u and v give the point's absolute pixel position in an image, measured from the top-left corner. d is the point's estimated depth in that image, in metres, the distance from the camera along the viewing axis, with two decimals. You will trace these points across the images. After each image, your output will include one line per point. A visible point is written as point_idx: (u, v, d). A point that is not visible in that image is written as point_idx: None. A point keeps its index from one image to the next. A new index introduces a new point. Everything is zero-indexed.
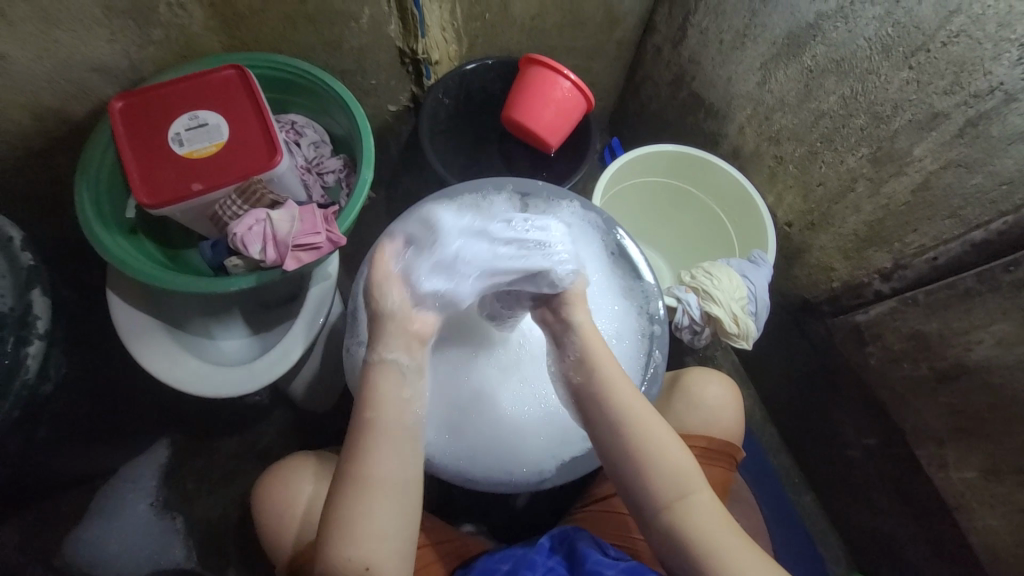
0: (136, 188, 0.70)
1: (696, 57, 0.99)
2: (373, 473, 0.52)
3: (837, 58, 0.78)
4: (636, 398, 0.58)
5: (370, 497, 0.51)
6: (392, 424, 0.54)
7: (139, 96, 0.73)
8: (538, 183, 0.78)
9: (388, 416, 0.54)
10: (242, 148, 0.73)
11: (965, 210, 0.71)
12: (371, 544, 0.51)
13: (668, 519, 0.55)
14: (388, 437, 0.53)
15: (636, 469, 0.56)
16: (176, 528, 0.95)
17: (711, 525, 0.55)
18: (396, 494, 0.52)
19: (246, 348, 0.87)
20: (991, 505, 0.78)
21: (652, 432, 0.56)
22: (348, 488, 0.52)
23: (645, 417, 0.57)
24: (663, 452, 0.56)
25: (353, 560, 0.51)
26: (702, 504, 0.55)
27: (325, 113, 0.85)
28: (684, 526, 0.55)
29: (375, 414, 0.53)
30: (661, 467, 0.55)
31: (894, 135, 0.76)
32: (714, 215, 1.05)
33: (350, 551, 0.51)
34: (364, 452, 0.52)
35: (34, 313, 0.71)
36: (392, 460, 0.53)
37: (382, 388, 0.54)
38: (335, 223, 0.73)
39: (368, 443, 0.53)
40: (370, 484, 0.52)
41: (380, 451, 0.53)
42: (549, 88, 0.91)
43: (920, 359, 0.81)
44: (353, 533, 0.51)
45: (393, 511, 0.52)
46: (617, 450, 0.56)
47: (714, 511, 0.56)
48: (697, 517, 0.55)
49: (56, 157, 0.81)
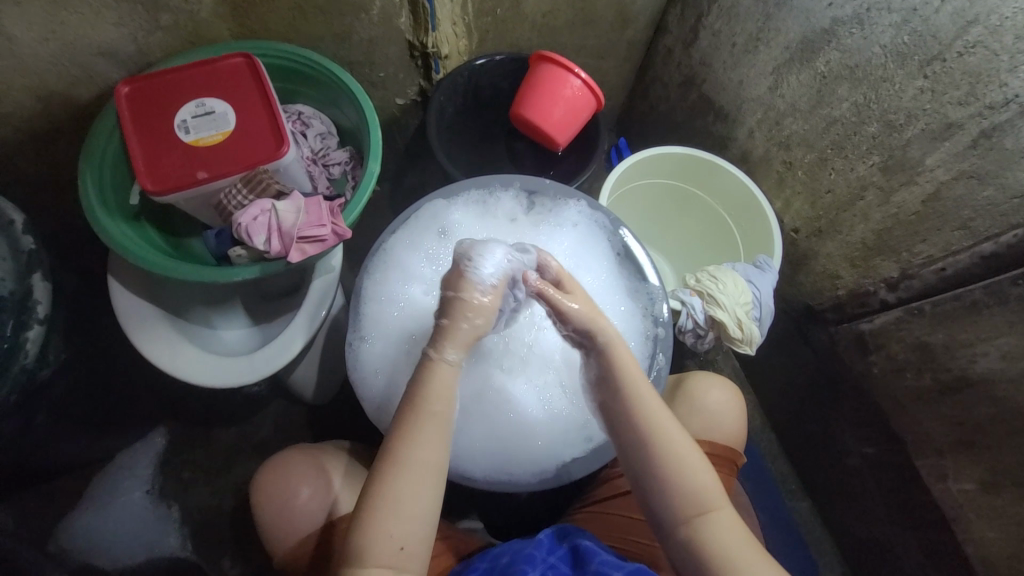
0: (141, 174, 0.69)
1: (707, 59, 0.99)
2: (424, 456, 0.52)
3: (851, 64, 0.77)
4: (663, 412, 0.58)
5: (413, 478, 0.51)
6: (445, 411, 0.53)
7: (146, 81, 0.72)
8: (545, 181, 0.77)
9: (438, 404, 0.53)
10: (249, 137, 0.72)
11: (975, 221, 0.71)
12: (410, 524, 0.50)
13: (688, 532, 0.55)
14: (440, 425, 0.53)
15: (663, 484, 0.56)
16: (171, 517, 0.95)
17: (732, 542, 0.55)
18: (438, 478, 0.52)
19: (246, 338, 0.87)
20: (989, 518, 0.78)
21: (677, 447, 0.56)
22: (391, 468, 0.51)
23: (670, 432, 0.57)
24: (688, 468, 0.56)
25: (391, 540, 0.50)
26: (724, 521, 0.55)
27: (332, 104, 0.84)
28: (705, 541, 0.54)
29: (433, 403, 0.53)
30: (685, 484, 0.55)
31: (907, 144, 0.75)
32: (720, 219, 1.04)
33: (392, 530, 0.50)
34: (410, 436, 0.52)
35: (35, 297, 0.70)
36: (438, 445, 0.53)
37: (438, 381, 0.54)
38: (341, 215, 0.72)
39: (413, 428, 0.52)
40: (414, 467, 0.51)
41: (426, 438, 0.52)
42: (559, 86, 0.90)
43: (923, 370, 0.80)
44: (394, 514, 0.50)
45: (436, 493, 0.52)
46: (640, 463, 0.57)
47: (737, 529, 0.56)
48: (719, 535, 0.55)
49: (58, 141, 0.80)
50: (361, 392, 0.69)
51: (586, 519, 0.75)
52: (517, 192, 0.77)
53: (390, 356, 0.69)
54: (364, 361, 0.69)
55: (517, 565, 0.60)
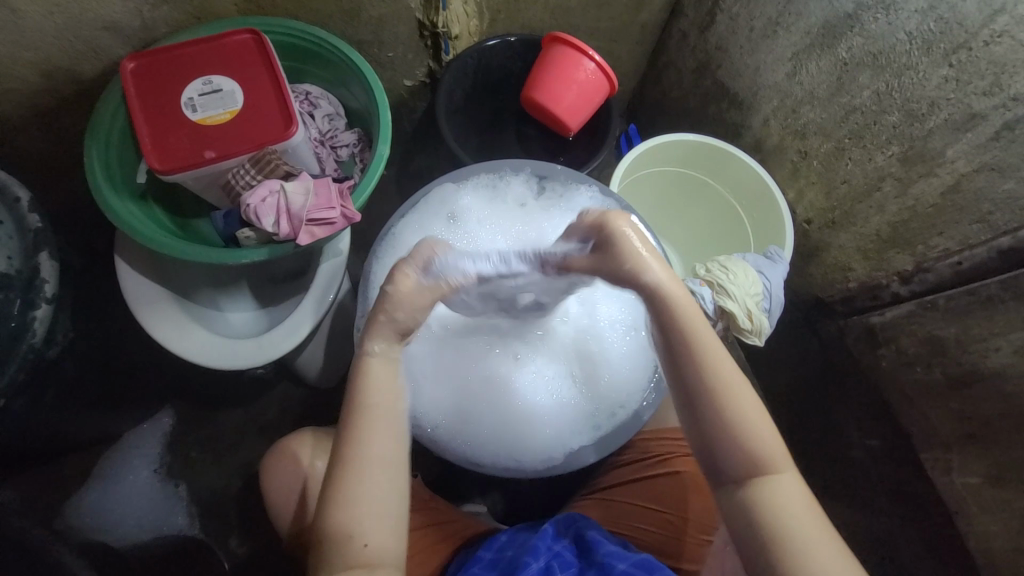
0: (148, 153, 0.68)
1: (724, 44, 0.96)
2: (370, 453, 0.50)
3: (874, 51, 0.75)
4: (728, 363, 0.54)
5: (366, 474, 0.50)
6: (385, 403, 0.52)
7: (152, 57, 0.70)
8: (556, 165, 0.76)
9: (378, 396, 0.52)
10: (257, 116, 0.71)
11: (995, 215, 0.70)
12: (371, 521, 0.49)
13: (745, 491, 0.52)
14: (382, 418, 0.52)
15: (729, 437, 0.52)
16: (178, 495, 0.96)
17: (795, 512, 0.51)
18: (392, 470, 0.51)
19: (253, 321, 0.86)
20: (992, 512, 0.79)
21: (744, 401, 0.53)
22: (341, 467, 0.50)
23: (736, 384, 0.53)
24: (755, 423, 0.52)
25: (355, 538, 0.49)
26: (787, 485, 0.52)
27: (341, 84, 0.82)
28: (763, 503, 0.51)
29: (370, 397, 0.52)
30: (752, 439, 0.52)
31: (928, 134, 0.74)
32: (731, 209, 1.03)
33: (354, 529, 0.49)
34: (355, 433, 0.51)
35: (42, 277, 0.70)
36: (386, 437, 0.51)
37: (372, 374, 0.53)
38: (350, 198, 0.71)
39: (357, 425, 0.51)
40: (364, 463, 0.50)
41: (373, 433, 0.51)
42: (572, 69, 0.88)
43: (933, 364, 0.80)
44: (353, 511, 0.49)
45: (391, 485, 0.51)
46: (704, 410, 0.53)
47: (799, 500, 0.52)
48: (778, 498, 0.51)
49: (64, 119, 0.79)
50: None
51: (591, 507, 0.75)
52: (527, 177, 0.76)
53: None
54: None
55: (521, 557, 0.60)
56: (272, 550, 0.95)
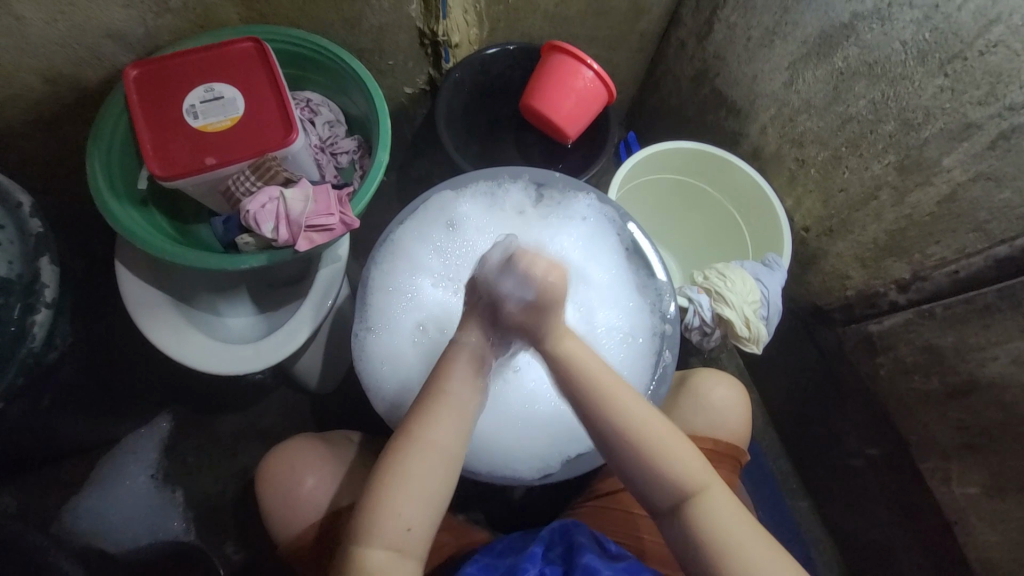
0: (149, 159, 0.69)
1: (721, 53, 0.97)
2: (432, 442, 0.50)
3: (870, 61, 0.76)
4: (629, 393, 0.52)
5: (422, 458, 0.49)
6: (463, 400, 0.52)
7: (155, 64, 0.71)
8: (554, 173, 0.77)
9: (458, 387, 0.52)
10: (257, 123, 0.72)
11: (991, 224, 0.70)
12: (414, 508, 0.49)
13: (681, 519, 0.52)
14: (451, 411, 0.51)
15: (648, 470, 0.51)
16: (175, 501, 0.96)
17: (733, 523, 0.51)
18: (448, 463, 0.50)
19: (252, 326, 0.87)
20: (991, 521, 0.79)
21: (654, 431, 0.51)
22: (402, 445, 0.50)
23: (643, 415, 0.51)
24: (670, 449, 0.51)
25: (398, 522, 0.49)
26: (720, 501, 0.52)
27: (341, 91, 0.83)
28: (701, 526, 0.51)
29: (446, 389, 0.52)
30: (671, 469, 0.51)
31: (924, 143, 0.74)
32: (729, 216, 1.04)
33: (399, 512, 0.49)
34: (425, 415, 0.51)
35: (42, 281, 0.70)
36: (451, 432, 0.51)
37: (454, 364, 0.53)
38: (349, 205, 0.72)
39: (433, 408, 0.51)
40: (424, 447, 0.50)
41: (443, 421, 0.51)
42: (571, 77, 0.89)
43: (931, 372, 0.80)
44: (400, 493, 0.49)
45: (444, 478, 0.50)
46: (621, 452, 0.51)
47: (733, 508, 0.52)
48: (718, 518, 0.51)
49: (67, 125, 0.80)
50: (367, 386, 0.68)
51: (586, 514, 0.75)
52: (525, 185, 0.77)
53: (396, 347, 0.69)
54: (369, 353, 0.68)
55: (519, 563, 0.59)
56: (268, 556, 0.95)
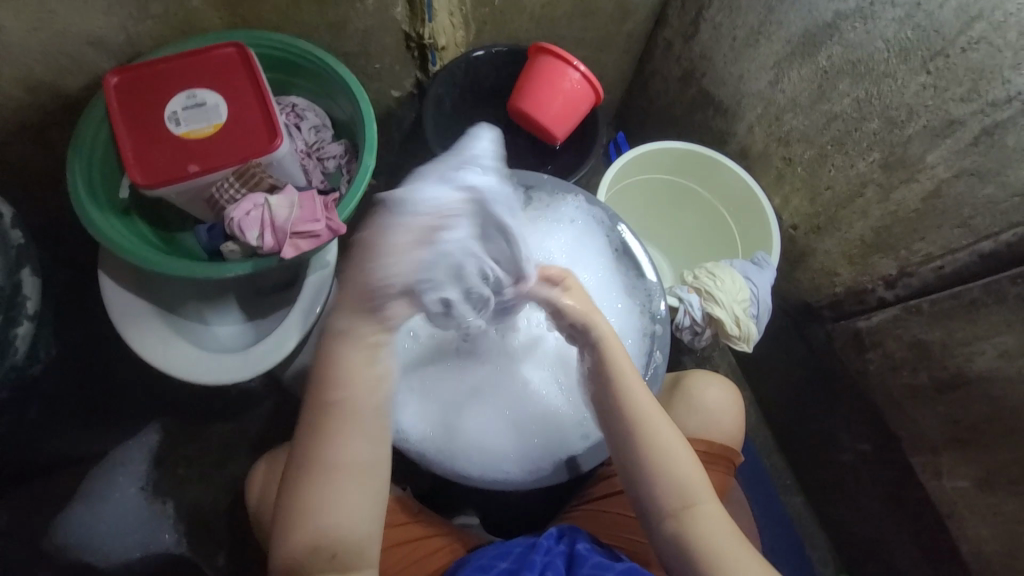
0: (131, 168, 0.68)
1: (707, 53, 0.97)
2: (334, 456, 0.49)
3: (854, 59, 0.76)
4: (652, 407, 0.57)
5: (333, 479, 0.49)
6: (362, 400, 0.50)
7: (135, 71, 0.70)
8: (542, 175, 0.76)
9: (357, 396, 0.50)
10: (241, 130, 0.71)
11: (975, 220, 0.71)
12: (337, 525, 0.49)
13: (672, 525, 0.54)
14: (352, 419, 0.50)
15: (652, 474, 0.55)
16: (165, 512, 0.94)
17: (721, 543, 0.53)
18: (363, 475, 0.50)
19: (239, 334, 0.86)
20: (982, 514, 0.79)
21: (670, 443, 0.55)
22: (307, 473, 0.49)
23: (662, 426, 0.56)
24: (675, 454, 0.55)
25: (324, 546, 0.49)
26: (714, 519, 0.54)
27: (327, 95, 0.82)
28: (691, 534, 0.53)
29: (341, 395, 0.50)
30: (674, 474, 0.54)
31: (908, 141, 0.74)
32: (718, 215, 1.04)
33: (323, 537, 0.49)
34: (326, 435, 0.49)
35: (24, 293, 0.69)
36: (354, 437, 0.50)
37: (343, 364, 0.50)
38: (336, 211, 0.71)
39: (329, 427, 0.49)
40: (331, 468, 0.49)
41: (341, 432, 0.49)
42: (558, 79, 0.89)
43: (920, 367, 0.80)
44: (320, 519, 0.49)
45: (361, 491, 0.50)
46: (635, 460, 0.55)
47: (722, 528, 0.54)
48: (709, 534, 0.53)
49: (49, 134, 0.79)
50: None
51: (582, 517, 0.74)
52: (513, 187, 0.76)
53: None
54: None
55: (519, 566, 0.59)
56: (261, 565, 0.94)
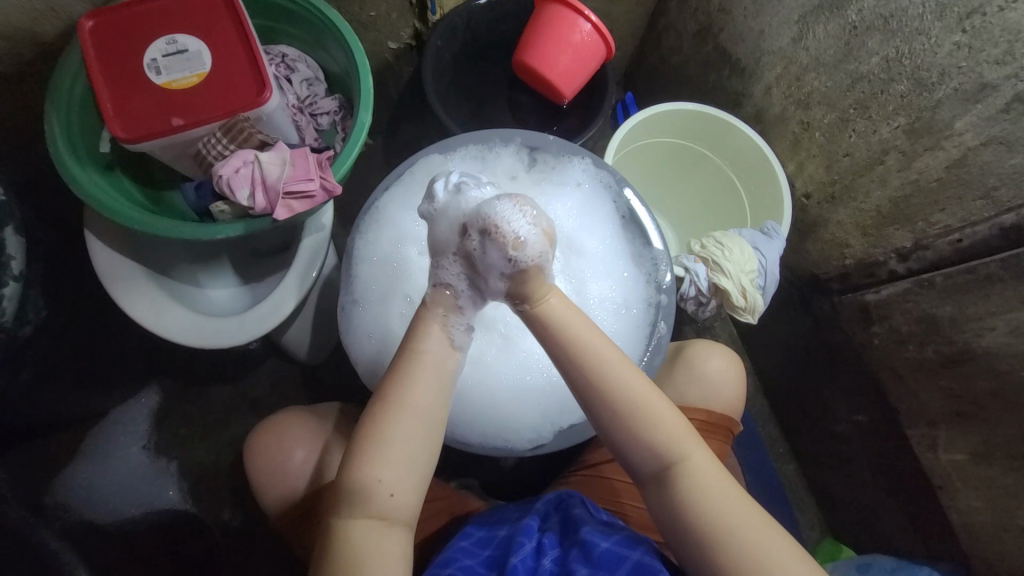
0: (110, 120, 0.63)
1: (726, 6, 0.91)
2: (410, 402, 0.50)
3: (886, 14, 0.71)
4: (622, 361, 0.52)
5: (403, 421, 0.49)
6: (440, 356, 0.52)
7: (111, 13, 0.65)
8: (548, 136, 0.73)
9: (432, 354, 0.52)
10: (227, 80, 0.66)
11: (999, 191, 0.68)
12: (394, 471, 0.49)
13: (664, 487, 0.53)
14: (429, 368, 0.51)
15: (635, 438, 0.52)
16: (168, 471, 0.96)
17: (715, 492, 0.52)
18: (427, 429, 0.50)
19: (234, 298, 0.84)
20: (976, 487, 0.80)
21: (647, 401, 0.52)
22: (380, 410, 0.49)
23: (633, 382, 0.52)
24: (653, 416, 0.52)
25: (379, 485, 0.48)
26: (701, 467, 0.52)
27: (319, 45, 0.77)
28: (686, 496, 0.52)
29: (422, 344, 0.52)
30: (654, 434, 0.52)
31: (937, 105, 0.70)
32: (728, 183, 1.00)
33: (382, 474, 0.48)
34: (401, 380, 0.50)
35: (8, 253, 0.66)
36: (431, 392, 0.51)
37: (429, 322, 0.53)
38: (330, 170, 0.68)
39: (406, 375, 0.51)
40: (398, 413, 0.49)
41: (418, 383, 0.50)
42: (567, 31, 0.83)
43: (926, 342, 0.79)
44: (385, 455, 0.48)
45: (424, 443, 0.50)
46: (611, 422, 0.52)
47: (717, 478, 0.53)
48: (698, 481, 0.52)
49: (25, 83, 0.74)
50: (353, 358, 0.67)
51: (579, 484, 0.75)
52: (517, 148, 0.73)
53: (382, 319, 0.67)
54: (357, 326, 0.67)
55: (515, 538, 0.59)
56: (264, 522, 0.96)
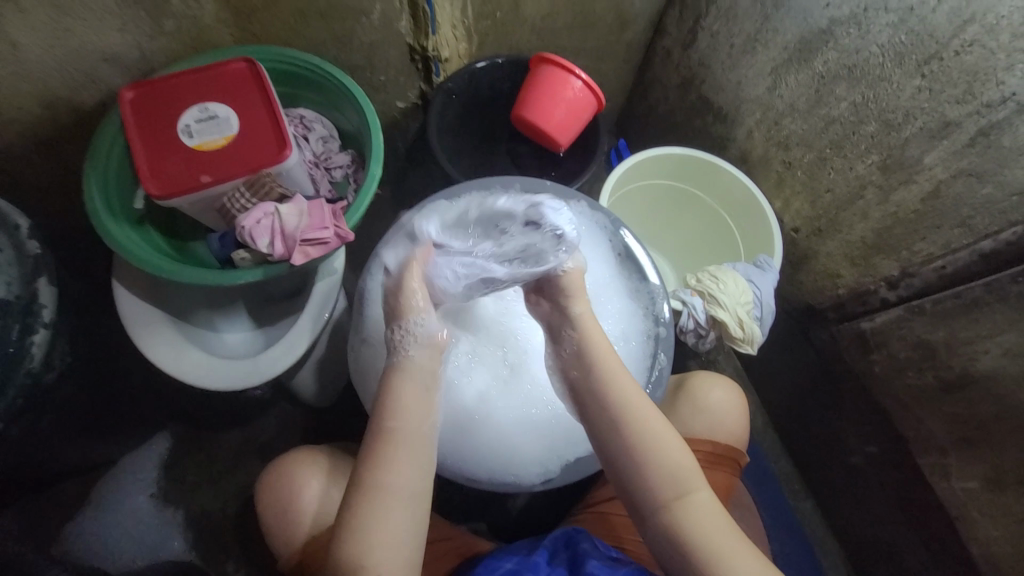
0: (146, 178, 0.70)
1: (705, 60, 0.99)
2: (383, 482, 0.51)
3: (850, 64, 0.78)
4: (630, 386, 0.58)
5: (381, 507, 0.51)
6: (413, 429, 0.54)
7: (149, 86, 0.73)
8: (545, 181, 0.78)
9: (408, 430, 0.54)
10: (252, 141, 0.73)
11: (975, 219, 0.71)
12: (382, 554, 0.50)
13: (665, 516, 0.53)
14: (405, 445, 0.53)
15: (637, 464, 0.54)
16: (175, 521, 0.95)
17: (712, 526, 0.53)
18: (408, 507, 0.51)
19: (248, 341, 0.87)
20: (992, 515, 0.79)
21: (650, 426, 0.56)
22: (358, 498, 0.51)
23: (639, 403, 0.57)
24: (658, 442, 0.55)
25: (366, 570, 0.50)
26: (702, 499, 0.54)
27: (334, 107, 0.85)
28: (686, 525, 0.53)
29: (397, 422, 0.54)
30: (666, 462, 0.54)
31: (906, 143, 0.75)
32: (720, 220, 1.05)
33: (366, 563, 0.50)
34: (376, 464, 0.52)
35: (40, 302, 0.71)
36: (406, 468, 0.52)
37: (400, 389, 0.55)
38: (344, 219, 0.73)
39: (383, 455, 0.52)
40: (376, 496, 0.51)
41: (393, 462, 0.52)
42: (560, 87, 0.90)
43: (925, 367, 0.81)
44: (370, 538, 0.50)
45: (407, 521, 0.51)
46: (616, 441, 0.56)
47: (714, 511, 0.54)
48: (697, 514, 0.53)
49: (64, 147, 0.81)
50: (365, 400, 0.70)
51: (586, 519, 0.75)
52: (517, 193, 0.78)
53: (390, 359, 0.69)
54: (366, 364, 0.70)
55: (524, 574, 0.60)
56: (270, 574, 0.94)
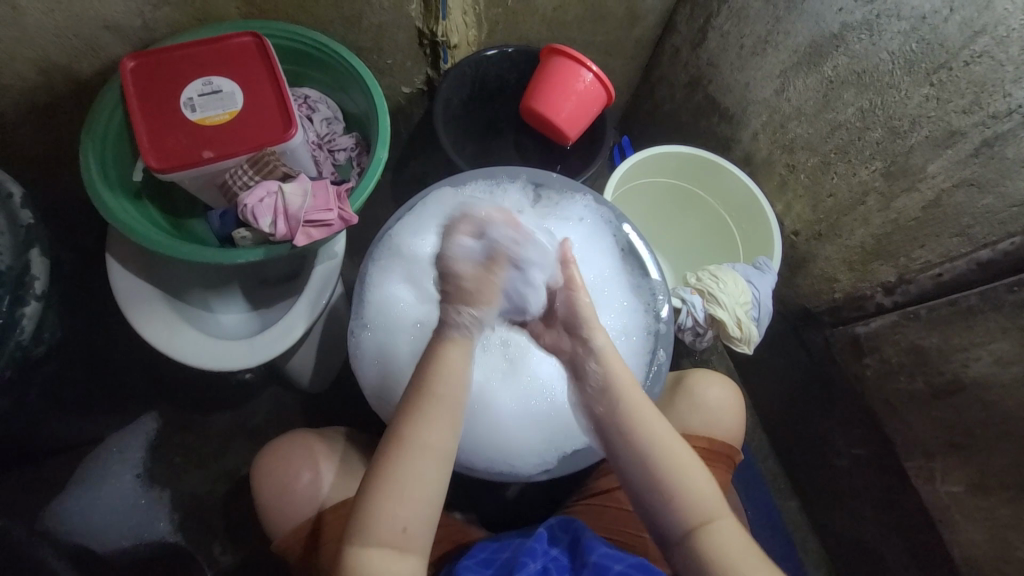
0: (145, 151, 0.68)
1: (714, 60, 0.99)
2: (423, 438, 0.52)
3: (859, 70, 0.78)
4: (658, 420, 0.58)
5: (416, 461, 0.51)
6: (451, 394, 0.54)
7: (152, 56, 0.71)
8: (552, 173, 0.78)
9: (447, 390, 0.54)
10: (256, 118, 0.71)
11: (974, 228, 0.73)
12: (407, 506, 0.50)
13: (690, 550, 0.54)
14: (443, 408, 0.53)
15: (666, 497, 0.55)
16: (162, 502, 0.94)
17: (738, 558, 0.53)
18: (442, 464, 0.52)
19: (244, 323, 0.86)
20: (974, 518, 0.81)
21: (678, 461, 0.56)
22: (393, 450, 0.51)
23: (666, 437, 0.57)
24: (687, 477, 0.55)
25: (394, 521, 0.49)
26: (727, 531, 0.54)
27: (340, 88, 0.83)
28: (711, 559, 0.53)
29: (434, 383, 0.54)
30: (687, 498, 0.55)
31: (910, 151, 0.76)
32: (720, 220, 1.06)
33: (393, 513, 0.49)
34: (415, 420, 0.52)
35: (32, 273, 0.69)
36: (443, 429, 0.53)
37: (442, 356, 0.55)
38: (348, 201, 0.72)
39: (421, 411, 0.53)
40: (413, 451, 0.51)
41: (431, 420, 0.52)
42: (571, 79, 0.90)
43: (917, 373, 0.82)
44: (398, 495, 0.50)
45: (438, 477, 0.52)
46: (642, 478, 0.56)
47: (742, 546, 0.54)
48: (724, 545, 0.53)
49: (58, 116, 0.79)
50: (363, 382, 0.69)
51: (585, 512, 0.75)
52: (524, 185, 0.77)
53: (389, 346, 0.69)
54: (364, 350, 0.69)
55: (519, 558, 0.59)
56: (256, 557, 0.93)
